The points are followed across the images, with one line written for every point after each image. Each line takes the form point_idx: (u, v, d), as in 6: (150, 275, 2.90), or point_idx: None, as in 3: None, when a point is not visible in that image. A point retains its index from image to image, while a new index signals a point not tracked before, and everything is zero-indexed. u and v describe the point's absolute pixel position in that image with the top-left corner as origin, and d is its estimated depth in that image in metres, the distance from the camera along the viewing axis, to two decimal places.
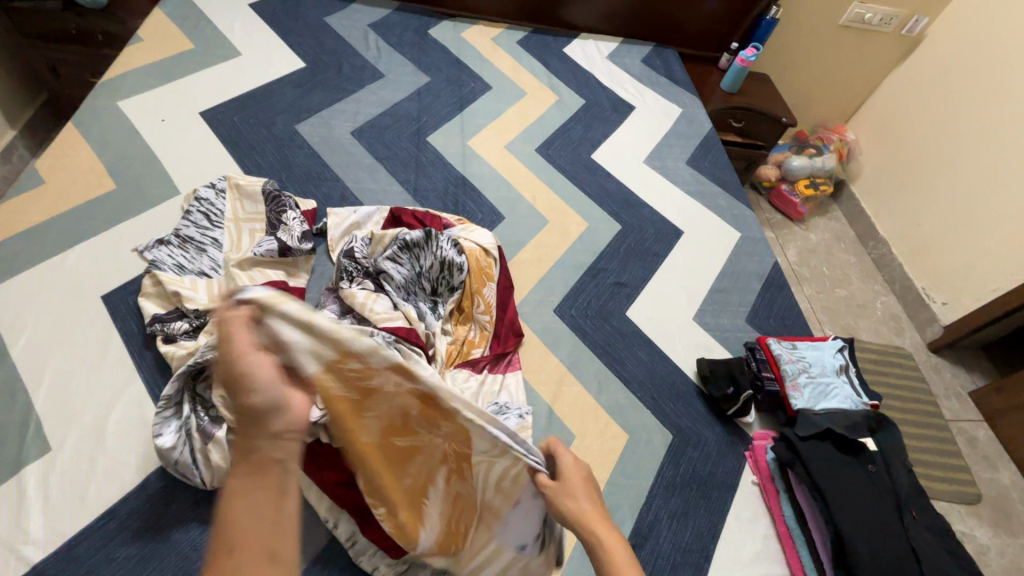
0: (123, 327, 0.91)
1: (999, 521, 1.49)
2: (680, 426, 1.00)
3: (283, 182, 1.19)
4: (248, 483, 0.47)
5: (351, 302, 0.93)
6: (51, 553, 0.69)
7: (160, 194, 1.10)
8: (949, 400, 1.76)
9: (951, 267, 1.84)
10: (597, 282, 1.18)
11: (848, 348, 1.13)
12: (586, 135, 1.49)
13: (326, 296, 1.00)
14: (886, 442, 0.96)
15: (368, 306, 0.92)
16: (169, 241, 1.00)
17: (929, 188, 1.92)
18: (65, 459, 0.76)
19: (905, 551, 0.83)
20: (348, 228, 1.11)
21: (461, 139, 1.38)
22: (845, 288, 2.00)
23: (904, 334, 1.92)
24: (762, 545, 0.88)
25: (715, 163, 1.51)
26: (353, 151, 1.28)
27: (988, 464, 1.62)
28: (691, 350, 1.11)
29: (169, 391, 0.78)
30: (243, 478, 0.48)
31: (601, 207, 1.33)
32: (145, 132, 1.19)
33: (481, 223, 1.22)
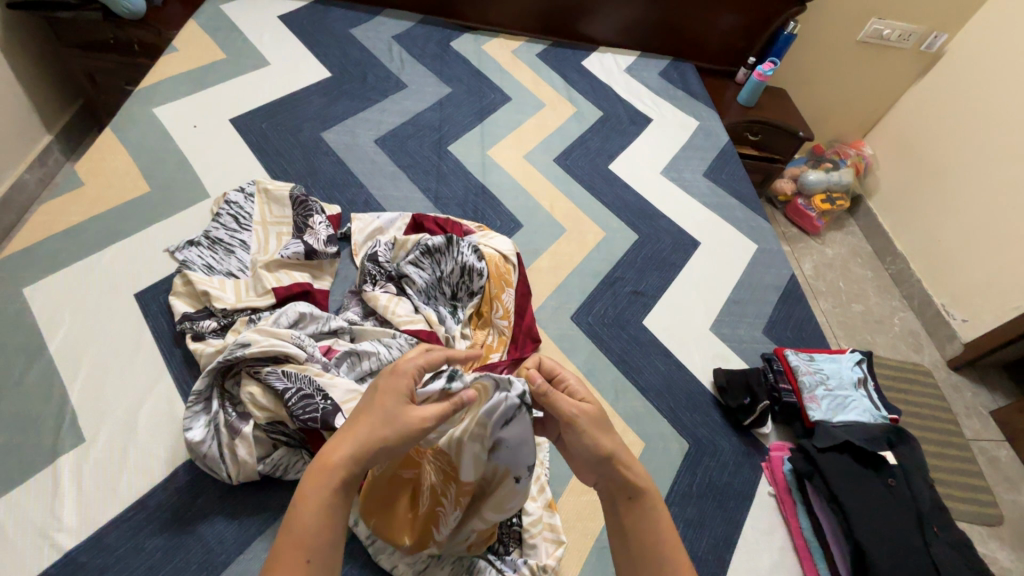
0: (154, 324, 0.94)
1: (1022, 544, 1.46)
2: (695, 435, 1.00)
3: (308, 188, 1.22)
4: (343, 454, 0.56)
5: (376, 305, 0.97)
6: (82, 541, 0.72)
7: (191, 197, 1.14)
8: (970, 419, 1.73)
9: (972, 283, 1.82)
10: (614, 290, 1.19)
11: (867, 361, 1.12)
12: (604, 146, 1.51)
13: (350, 297, 1.03)
14: (908, 457, 0.95)
15: (391, 308, 0.97)
16: (199, 242, 1.04)
17: (947, 204, 1.92)
18: (97, 450, 0.79)
19: (926, 567, 0.81)
20: (372, 232, 1.14)
21: (482, 148, 1.41)
22: (862, 303, 1.99)
23: (923, 351, 1.89)
24: (779, 557, 0.87)
25: (732, 176, 1.52)
26: (376, 159, 1.31)
27: (1010, 485, 1.59)
28: (708, 360, 1.12)
29: (199, 386, 0.81)
30: (340, 448, 0.57)
31: (618, 216, 1.35)
32: (178, 138, 1.23)
33: (500, 230, 1.24)
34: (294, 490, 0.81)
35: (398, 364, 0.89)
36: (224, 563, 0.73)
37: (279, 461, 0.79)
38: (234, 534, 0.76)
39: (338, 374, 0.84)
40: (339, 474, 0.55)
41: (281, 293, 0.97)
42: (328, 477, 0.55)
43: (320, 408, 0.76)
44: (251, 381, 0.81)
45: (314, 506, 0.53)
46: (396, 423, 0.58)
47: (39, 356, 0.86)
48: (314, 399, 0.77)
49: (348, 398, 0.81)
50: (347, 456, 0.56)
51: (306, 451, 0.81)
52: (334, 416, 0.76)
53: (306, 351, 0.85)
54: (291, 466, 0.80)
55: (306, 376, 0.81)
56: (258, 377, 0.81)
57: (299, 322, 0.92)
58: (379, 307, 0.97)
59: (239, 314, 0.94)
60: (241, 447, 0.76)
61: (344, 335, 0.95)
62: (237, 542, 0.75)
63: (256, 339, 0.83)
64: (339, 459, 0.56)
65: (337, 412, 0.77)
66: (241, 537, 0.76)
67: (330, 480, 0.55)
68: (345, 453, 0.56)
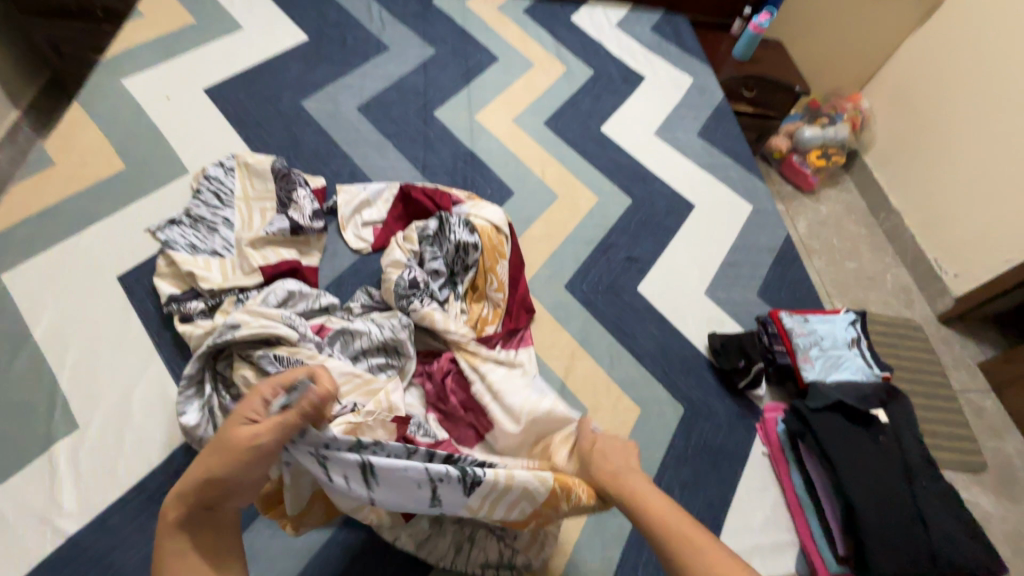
0: (141, 307, 0.92)
1: (1002, 488, 1.51)
2: (691, 399, 1.01)
3: (291, 160, 1.18)
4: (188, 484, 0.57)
5: (428, 320, 0.91)
6: (85, 526, 0.72)
7: (169, 174, 1.09)
8: (957, 371, 1.76)
9: (966, 239, 1.81)
10: (608, 257, 1.18)
11: (860, 321, 1.12)
12: (596, 107, 1.46)
13: (363, 300, 0.97)
14: (898, 411, 0.96)
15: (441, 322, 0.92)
16: (180, 221, 1.01)
17: (941, 157, 1.88)
18: (92, 436, 0.78)
19: (914, 519, 0.82)
20: (360, 205, 1.11)
21: (469, 113, 1.35)
22: (855, 260, 1.99)
23: (914, 306, 1.90)
24: (771, 513, 0.90)
25: (728, 135, 1.48)
26: (360, 128, 1.26)
27: (993, 434, 1.63)
28: (703, 324, 1.12)
29: (189, 370, 0.79)
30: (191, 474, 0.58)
31: (611, 179, 1.32)
32: (150, 110, 1.17)
33: (491, 198, 1.21)
34: None
35: (392, 348, 0.89)
36: None
37: None
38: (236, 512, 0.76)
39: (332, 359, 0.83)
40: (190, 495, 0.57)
41: (270, 272, 0.95)
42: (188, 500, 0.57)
43: None
44: (244, 364, 0.79)
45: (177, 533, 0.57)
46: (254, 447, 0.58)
47: (24, 344, 0.84)
48: None
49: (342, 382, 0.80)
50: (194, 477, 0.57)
51: None
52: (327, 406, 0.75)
53: (298, 332, 0.83)
54: None
55: (299, 358, 0.80)
56: (251, 360, 0.79)
57: (289, 301, 0.90)
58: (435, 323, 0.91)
59: (227, 294, 0.93)
60: None
61: (335, 313, 0.94)
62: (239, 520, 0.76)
63: (246, 320, 0.81)
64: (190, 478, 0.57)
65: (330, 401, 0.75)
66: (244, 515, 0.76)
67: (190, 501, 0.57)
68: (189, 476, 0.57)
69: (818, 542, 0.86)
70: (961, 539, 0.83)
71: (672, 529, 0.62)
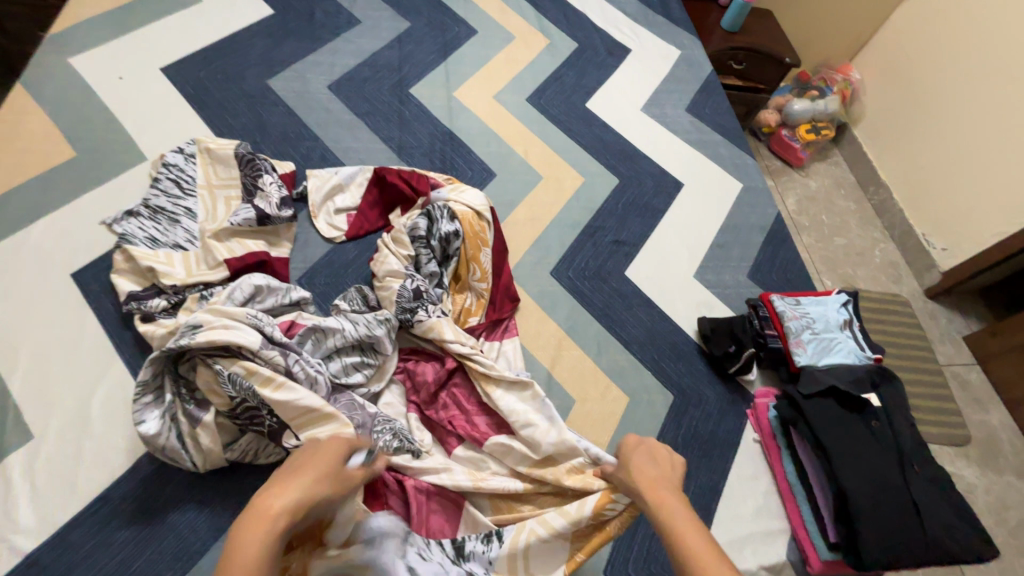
0: (98, 305, 0.86)
1: (987, 461, 1.50)
2: (681, 386, 0.98)
3: (258, 144, 1.11)
4: (259, 544, 0.50)
5: (435, 332, 0.88)
6: (44, 542, 0.68)
7: (124, 161, 1.02)
8: (943, 345, 1.71)
9: (952, 212, 1.74)
10: (594, 240, 1.14)
11: (853, 302, 1.10)
12: (580, 82, 1.39)
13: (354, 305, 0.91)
14: (890, 396, 0.94)
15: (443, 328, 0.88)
16: (139, 212, 0.94)
17: (932, 124, 1.79)
18: (50, 447, 0.74)
19: (906, 505, 0.81)
20: (332, 191, 1.05)
21: (447, 90, 1.28)
22: (843, 237, 1.91)
23: (901, 281, 1.83)
24: (763, 501, 0.89)
25: (716, 110, 1.43)
26: (332, 108, 1.19)
27: (978, 406, 1.60)
28: (692, 308, 1.09)
29: (145, 375, 0.74)
30: (262, 523, 0.51)
31: (597, 159, 1.27)
32: (102, 91, 1.09)
33: (472, 181, 1.16)
34: (268, 473, 0.78)
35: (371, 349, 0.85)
36: (200, 552, 0.71)
37: (248, 447, 0.76)
38: (207, 522, 0.73)
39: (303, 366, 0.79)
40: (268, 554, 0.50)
41: (235, 266, 0.90)
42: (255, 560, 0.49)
43: (267, 427, 0.74)
44: (206, 369, 0.75)
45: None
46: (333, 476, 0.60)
47: None
48: (260, 415, 0.74)
49: (297, 415, 0.74)
50: (278, 524, 0.52)
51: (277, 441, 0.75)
52: (282, 437, 0.74)
53: (264, 333, 0.79)
54: (261, 451, 0.76)
55: (252, 386, 0.74)
56: (213, 365, 0.75)
57: (256, 296, 0.85)
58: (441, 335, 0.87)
59: (191, 291, 0.87)
60: (204, 435, 0.73)
61: (307, 307, 0.89)
62: (211, 530, 0.72)
63: (209, 320, 0.77)
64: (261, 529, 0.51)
65: (284, 432, 0.74)
66: (216, 525, 0.73)
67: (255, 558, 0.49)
68: (268, 527, 0.51)
69: (810, 529, 0.85)
70: (953, 524, 0.82)
71: (699, 559, 0.55)
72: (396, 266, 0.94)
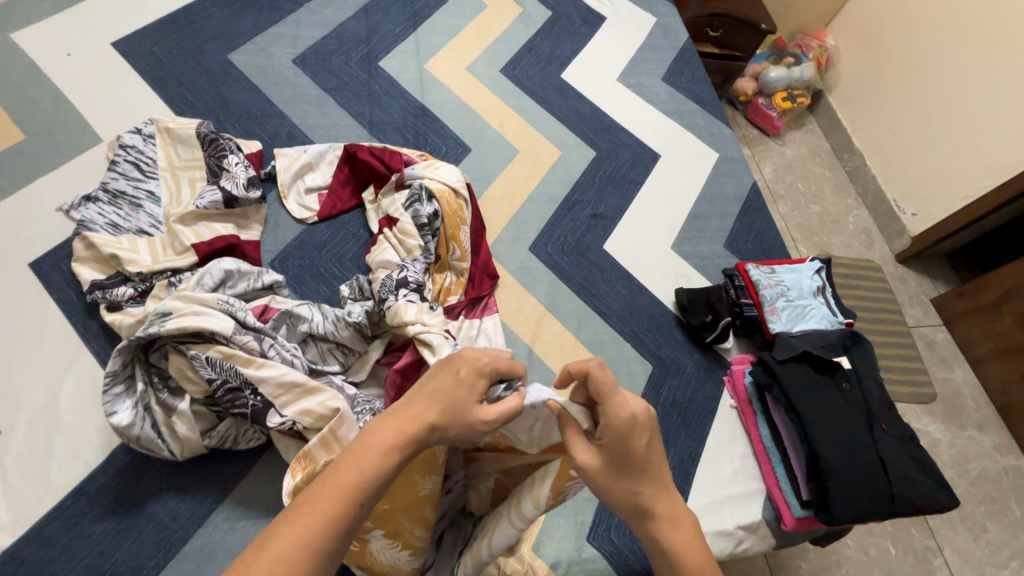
0: (61, 296, 0.83)
1: (950, 416, 1.56)
2: (659, 357, 1.00)
3: (221, 123, 1.07)
4: (354, 480, 0.45)
5: (400, 317, 0.83)
6: (19, 537, 0.67)
7: (78, 143, 0.97)
8: (912, 308, 1.75)
9: (924, 177, 1.76)
10: (572, 214, 1.13)
11: (826, 269, 1.12)
12: (555, 52, 1.36)
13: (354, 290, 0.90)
14: (860, 359, 0.96)
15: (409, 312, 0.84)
16: (97, 197, 0.90)
17: (902, 91, 1.81)
18: (19, 441, 0.72)
19: (874, 462, 0.84)
20: (300, 171, 1.02)
21: (419, 62, 1.24)
22: (819, 204, 1.92)
23: (874, 247, 1.86)
24: (739, 464, 0.92)
25: (693, 78, 1.41)
26: (297, 83, 1.15)
27: (943, 364, 1.66)
28: (670, 279, 1.10)
29: (113, 366, 0.73)
30: (363, 460, 0.46)
31: (574, 131, 1.25)
32: (49, 69, 1.03)
33: (446, 157, 1.14)
34: (249, 459, 0.77)
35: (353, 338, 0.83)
36: (183, 539, 0.70)
37: (227, 432, 0.75)
38: (189, 509, 0.72)
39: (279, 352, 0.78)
40: (353, 496, 0.45)
41: (204, 250, 0.87)
42: (343, 498, 0.45)
43: (249, 406, 0.72)
44: (178, 357, 0.74)
45: (297, 545, 0.42)
46: (458, 420, 0.50)
47: None
48: (243, 395, 0.72)
49: (282, 393, 0.74)
50: (378, 465, 0.46)
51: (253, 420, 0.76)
52: (265, 415, 0.72)
53: (236, 319, 0.77)
54: (240, 436, 0.76)
55: (234, 365, 0.73)
56: (185, 353, 0.74)
57: (227, 281, 0.83)
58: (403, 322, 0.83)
59: (159, 277, 0.84)
60: (180, 423, 0.71)
61: (280, 291, 0.87)
62: (193, 517, 0.72)
63: (178, 307, 0.75)
64: (357, 466, 0.46)
65: (268, 410, 0.72)
66: (198, 512, 0.72)
67: (343, 499, 0.45)
68: (384, 441, 0.47)
69: (784, 488, 0.88)
70: (921, 479, 0.85)
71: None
72: (391, 257, 0.93)
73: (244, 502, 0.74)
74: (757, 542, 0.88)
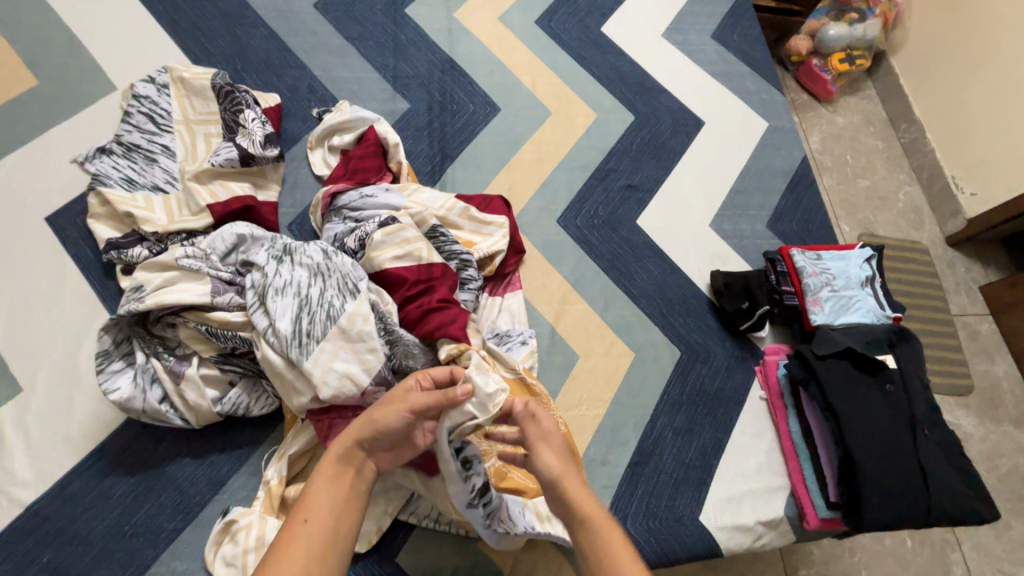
0: (77, 252, 0.81)
1: (986, 411, 1.46)
2: (688, 342, 0.96)
3: (238, 73, 1.01)
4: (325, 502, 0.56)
5: (372, 265, 0.79)
6: (42, 493, 0.68)
7: (89, 90, 0.93)
8: (957, 294, 1.59)
9: (990, 153, 1.55)
10: (605, 185, 1.06)
11: (877, 258, 1.03)
12: (595, 2, 1.25)
13: (348, 232, 0.84)
14: (907, 358, 0.90)
15: (378, 251, 0.79)
16: (112, 150, 0.87)
17: (978, 51, 1.57)
18: (40, 400, 0.72)
19: (911, 470, 0.79)
20: (333, 127, 0.96)
21: (447, 10, 1.15)
22: (867, 178, 1.70)
23: (923, 227, 1.66)
24: (765, 459, 0.89)
25: (746, 36, 1.28)
26: (318, 30, 1.07)
27: (985, 356, 1.53)
28: (706, 260, 1.03)
29: (105, 344, 0.71)
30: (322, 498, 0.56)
31: (612, 92, 1.16)
32: (61, 8, 0.98)
33: (474, 117, 1.06)
34: (265, 426, 0.76)
35: (351, 286, 0.73)
36: (200, 504, 0.71)
37: (240, 399, 0.73)
38: (206, 475, 0.72)
39: (279, 301, 0.71)
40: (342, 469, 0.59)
41: (219, 212, 0.83)
42: (318, 532, 0.53)
43: (280, 381, 0.69)
44: (178, 324, 0.72)
45: (301, 564, 0.50)
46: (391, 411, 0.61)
47: None
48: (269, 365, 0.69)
49: (315, 368, 0.68)
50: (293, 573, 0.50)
51: (267, 382, 0.75)
52: (300, 393, 0.69)
53: (228, 286, 0.74)
54: (255, 401, 0.74)
55: (251, 338, 0.71)
56: (182, 322, 0.72)
57: (240, 246, 0.78)
58: (380, 267, 0.79)
59: (174, 239, 0.81)
60: (190, 391, 0.70)
61: (259, 241, 0.79)
62: (210, 483, 0.72)
63: (148, 279, 0.72)
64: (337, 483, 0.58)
65: (299, 383, 0.69)
66: (215, 478, 0.72)
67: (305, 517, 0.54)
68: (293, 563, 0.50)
69: (809, 487, 0.85)
70: (959, 489, 0.80)
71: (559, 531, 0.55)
72: (385, 202, 0.86)
73: (259, 471, 0.74)
74: (776, 539, 0.85)
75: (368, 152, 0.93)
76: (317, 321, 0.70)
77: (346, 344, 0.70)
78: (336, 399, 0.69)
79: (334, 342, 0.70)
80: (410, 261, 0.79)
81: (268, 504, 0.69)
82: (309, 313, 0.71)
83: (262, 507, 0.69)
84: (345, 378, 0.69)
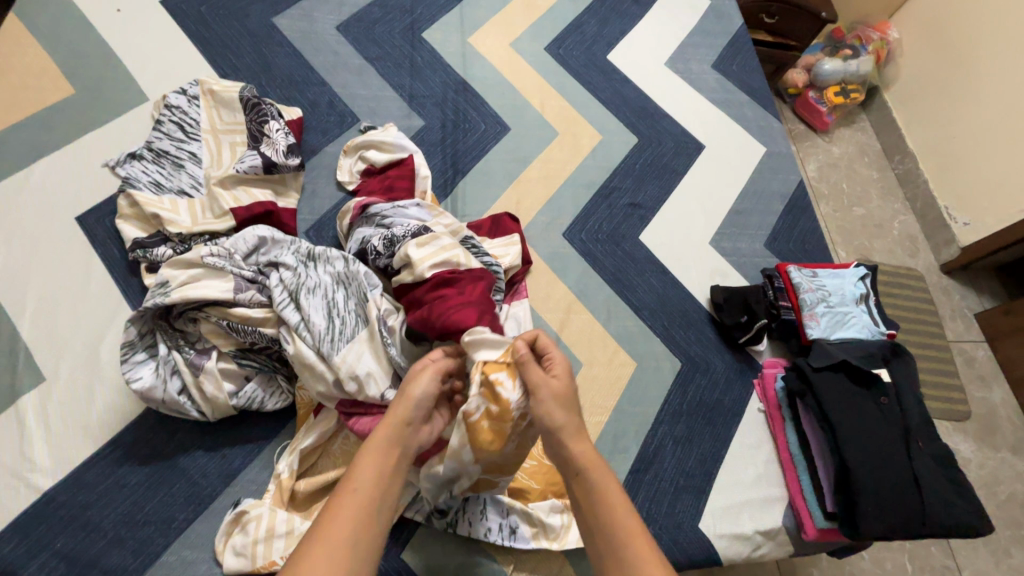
0: (105, 251, 0.85)
1: (983, 436, 1.47)
2: (689, 354, 0.99)
3: (263, 88, 1.06)
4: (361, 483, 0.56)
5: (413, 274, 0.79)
6: (59, 481, 0.70)
7: (123, 101, 0.98)
8: (952, 321, 1.62)
9: (977, 184, 1.60)
10: (609, 202, 1.10)
11: (871, 277, 1.07)
12: (602, 32, 1.31)
13: (376, 235, 0.86)
14: (900, 373, 0.92)
15: (418, 260, 0.79)
16: (142, 155, 0.91)
17: (963, 86, 1.64)
18: (62, 389, 0.74)
19: (906, 480, 0.81)
20: (374, 142, 1.01)
21: (462, 36, 1.21)
22: (863, 206, 1.76)
23: (918, 255, 1.70)
24: (763, 470, 0.91)
25: (745, 67, 1.35)
26: (340, 51, 1.13)
27: (981, 383, 1.54)
28: (706, 276, 1.07)
29: (131, 334, 0.74)
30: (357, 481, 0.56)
31: (616, 116, 1.21)
32: (100, 25, 1.04)
33: (485, 136, 1.11)
34: (276, 422, 0.79)
35: (374, 291, 0.78)
36: (210, 496, 0.72)
37: (254, 394, 0.75)
38: (218, 467, 0.74)
39: (311, 300, 0.76)
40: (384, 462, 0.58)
41: (241, 216, 0.87)
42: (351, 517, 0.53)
43: (308, 375, 0.72)
44: (199, 320, 0.76)
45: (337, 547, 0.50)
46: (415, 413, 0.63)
47: None
48: (299, 359, 0.72)
49: (344, 363, 0.72)
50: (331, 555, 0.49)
51: (282, 378, 0.78)
52: (330, 386, 0.72)
53: (252, 287, 0.77)
54: (269, 396, 0.76)
55: (278, 335, 0.75)
56: (205, 317, 0.75)
57: (261, 248, 0.81)
58: (424, 275, 0.78)
59: (197, 240, 0.85)
60: (208, 382, 0.73)
61: (279, 245, 0.82)
62: (221, 475, 0.74)
63: (174, 275, 0.76)
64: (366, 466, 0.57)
65: (329, 379, 0.72)
66: (227, 470, 0.74)
67: (348, 511, 0.53)
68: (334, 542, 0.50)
69: (806, 497, 0.86)
70: (953, 502, 0.81)
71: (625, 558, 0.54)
72: (414, 213, 0.90)
73: (270, 465, 0.76)
74: (774, 549, 0.86)
75: (404, 173, 0.98)
76: (347, 321, 0.75)
77: (371, 346, 0.75)
78: (362, 393, 0.72)
79: (361, 343, 0.74)
80: (449, 267, 0.80)
81: (278, 497, 0.71)
82: (338, 315, 0.76)
83: (273, 500, 0.71)
84: (369, 377, 0.72)
